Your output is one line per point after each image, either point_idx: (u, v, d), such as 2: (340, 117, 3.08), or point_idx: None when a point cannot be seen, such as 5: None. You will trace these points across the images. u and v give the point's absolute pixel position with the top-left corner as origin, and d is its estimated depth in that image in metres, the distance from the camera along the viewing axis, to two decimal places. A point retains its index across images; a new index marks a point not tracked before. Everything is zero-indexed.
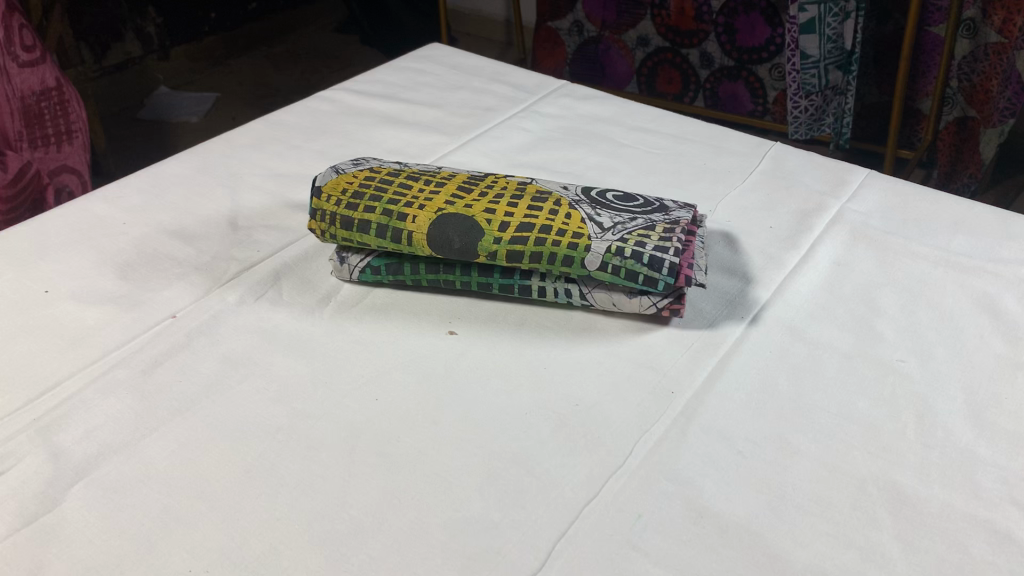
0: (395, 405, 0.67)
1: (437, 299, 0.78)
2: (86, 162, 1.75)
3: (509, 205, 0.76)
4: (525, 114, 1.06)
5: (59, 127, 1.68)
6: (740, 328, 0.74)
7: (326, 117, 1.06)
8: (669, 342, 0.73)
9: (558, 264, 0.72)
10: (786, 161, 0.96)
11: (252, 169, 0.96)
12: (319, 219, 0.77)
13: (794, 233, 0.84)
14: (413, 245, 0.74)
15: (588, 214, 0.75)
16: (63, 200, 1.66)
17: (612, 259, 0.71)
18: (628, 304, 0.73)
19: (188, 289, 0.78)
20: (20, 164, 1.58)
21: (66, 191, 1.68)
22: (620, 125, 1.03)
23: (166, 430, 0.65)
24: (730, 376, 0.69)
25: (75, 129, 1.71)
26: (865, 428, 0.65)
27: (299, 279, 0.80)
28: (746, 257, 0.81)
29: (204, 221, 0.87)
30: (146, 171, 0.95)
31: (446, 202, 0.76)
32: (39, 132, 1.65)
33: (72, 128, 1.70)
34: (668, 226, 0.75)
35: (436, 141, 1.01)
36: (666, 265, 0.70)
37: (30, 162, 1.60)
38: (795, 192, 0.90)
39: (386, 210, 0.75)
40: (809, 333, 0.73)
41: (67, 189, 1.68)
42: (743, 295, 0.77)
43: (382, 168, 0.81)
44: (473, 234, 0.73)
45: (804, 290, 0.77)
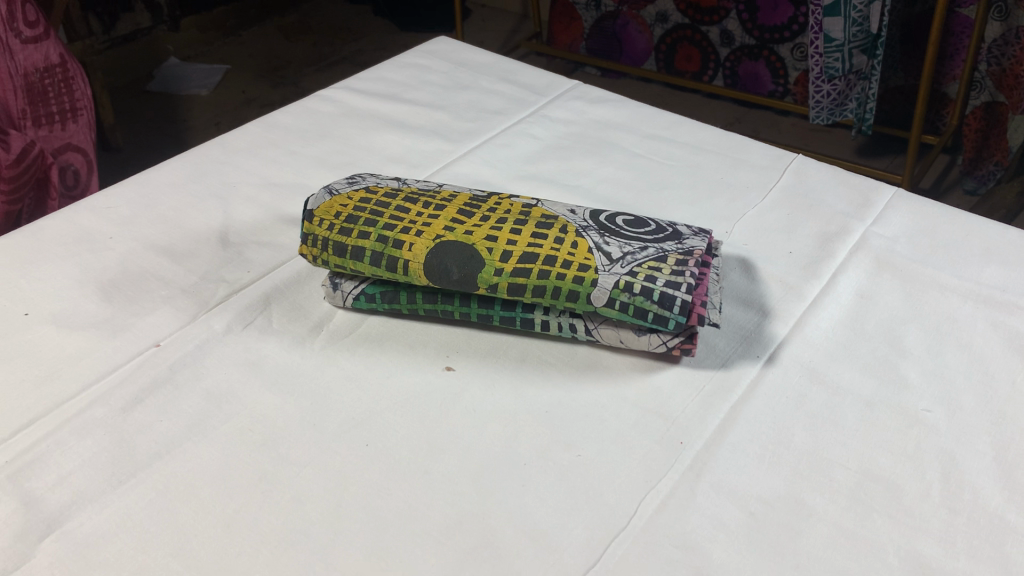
0: (386, 452, 0.63)
1: (435, 330, 0.74)
2: (91, 141, 1.71)
3: (512, 231, 0.72)
4: (533, 118, 1.01)
5: (63, 105, 1.63)
6: (755, 369, 0.69)
7: (325, 119, 1.01)
8: (680, 383, 0.68)
9: (563, 298, 0.68)
10: (808, 176, 0.90)
11: (247, 177, 0.91)
12: (311, 243, 0.72)
13: (816, 260, 0.79)
14: (409, 274, 0.70)
15: (596, 242, 0.71)
16: (67, 180, 1.63)
17: (620, 295, 0.67)
18: (636, 341, 0.69)
19: (175, 314, 0.74)
20: (22, 145, 1.50)
21: (70, 170, 1.64)
22: (633, 133, 0.98)
23: (143, 478, 0.61)
24: (743, 425, 0.65)
25: (79, 107, 1.67)
26: (887, 488, 0.60)
27: (290, 304, 0.76)
28: (764, 287, 0.77)
29: (194, 236, 0.83)
30: (136, 179, 0.91)
31: (445, 228, 0.72)
32: (42, 110, 1.60)
33: (77, 106, 1.65)
34: (680, 256, 0.70)
35: (439, 148, 0.96)
36: (677, 304, 0.66)
37: (32, 140, 1.54)
38: (818, 213, 0.85)
39: (381, 236, 0.71)
40: (829, 375, 0.69)
41: (71, 168, 1.65)
42: (759, 330, 0.72)
43: (379, 188, 0.77)
44: (473, 264, 0.69)
45: (824, 326, 0.73)
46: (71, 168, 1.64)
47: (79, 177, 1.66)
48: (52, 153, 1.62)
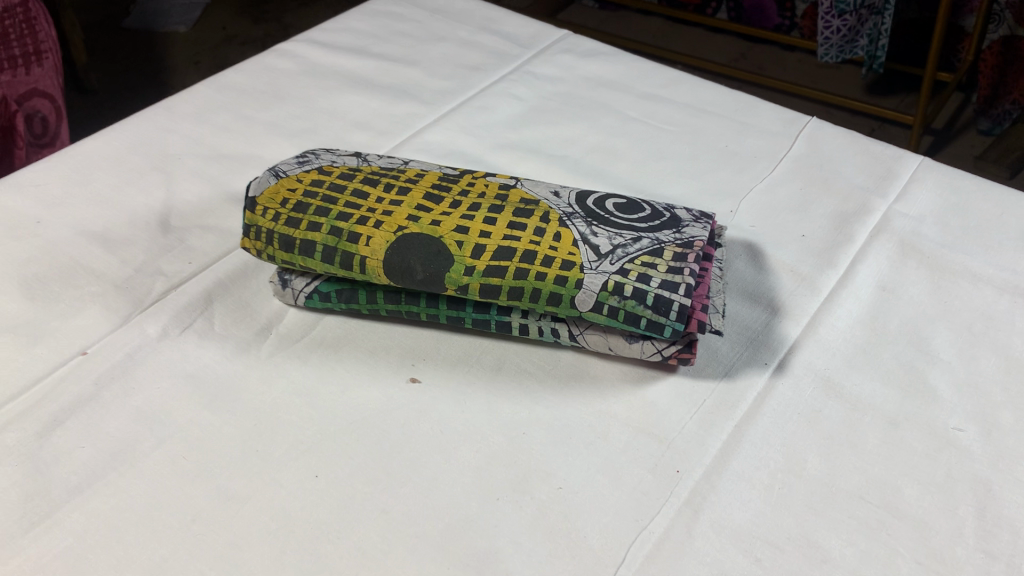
0: (338, 486, 0.55)
1: (400, 333, 0.65)
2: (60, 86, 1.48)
3: (485, 220, 0.62)
4: (516, 75, 0.91)
5: (25, 47, 1.42)
6: (763, 378, 0.61)
7: (284, 77, 0.91)
8: (677, 397, 0.60)
9: (543, 302, 0.59)
10: (823, 143, 0.81)
11: (194, 148, 0.82)
12: (253, 236, 0.63)
13: (831, 246, 0.70)
14: (367, 272, 0.61)
15: (582, 233, 0.62)
16: (36, 128, 1.42)
17: (609, 299, 0.58)
18: (627, 349, 0.60)
19: (105, 315, 0.66)
20: None
21: (39, 118, 1.42)
22: (627, 92, 0.88)
23: (58, 519, 0.53)
24: (748, 448, 0.56)
25: (45, 49, 1.46)
26: (915, 526, 0.52)
27: (235, 303, 0.67)
28: (773, 277, 0.68)
29: (131, 220, 0.74)
30: (71, 149, 0.81)
31: (409, 217, 0.63)
32: (3, 52, 1.39)
33: (41, 48, 1.45)
34: (678, 248, 0.61)
35: (411, 112, 0.86)
36: (674, 309, 0.57)
37: None
38: (834, 188, 0.75)
39: (335, 228, 0.62)
40: (846, 386, 0.60)
41: (39, 115, 1.42)
42: (767, 331, 0.64)
43: (334, 169, 0.67)
44: (440, 261, 0.60)
45: (840, 326, 0.64)
46: (39, 115, 1.43)
47: (48, 125, 1.44)
48: (15, 101, 1.39)
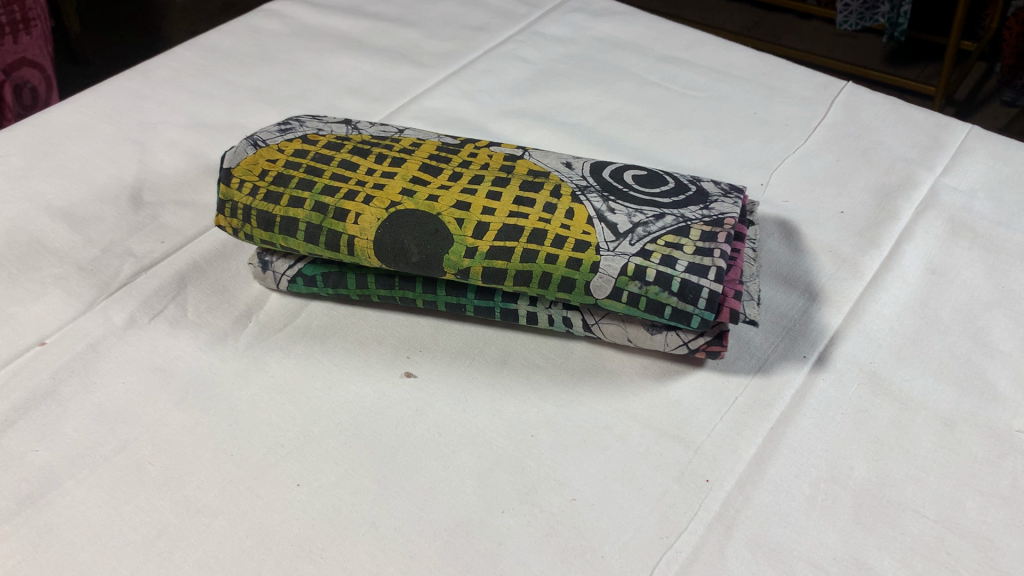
0: (322, 497, 0.48)
1: (393, 321, 0.58)
2: (48, 57, 1.37)
3: (489, 195, 0.56)
4: (524, 36, 0.84)
5: (14, 14, 1.29)
6: (800, 373, 0.54)
7: (271, 39, 0.84)
8: (704, 395, 0.53)
9: (553, 288, 0.52)
10: (861, 110, 0.73)
11: (171, 115, 0.75)
12: (228, 213, 0.56)
13: (873, 223, 0.63)
14: (356, 253, 0.54)
15: (597, 210, 0.55)
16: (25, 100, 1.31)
17: (629, 285, 0.51)
18: (648, 341, 0.54)
19: (68, 300, 0.59)
20: None
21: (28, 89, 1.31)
22: (645, 55, 0.81)
23: (5, 535, 0.47)
24: (786, 455, 0.50)
25: (33, 17, 1.34)
26: (980, 546, 0.45)
27: (210, 287, 0.60)
28: (809, 258, 0.61)
29: (100, 193, 0.67)
30: (36, 117, 0.74)
31: (403, 191, 0.56)
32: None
33: (30, 15, 1.32)
34: (706, 226, 0.54)
35: (408, 76, 0.78)
36: (703, 296, 0.50)
37: None
38: (875, 159, 0.68)
39: (319, 204, 0.55)
40: (895, 382, 0.53)
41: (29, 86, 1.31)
42: (805, 320, 0.57)
43: (320, 138, 0.60)
44: (438, 242, 0.53)
45: (886, 314, 0.57)
46: (28, 85, 1.31)
47: (36, 94, 1.33)
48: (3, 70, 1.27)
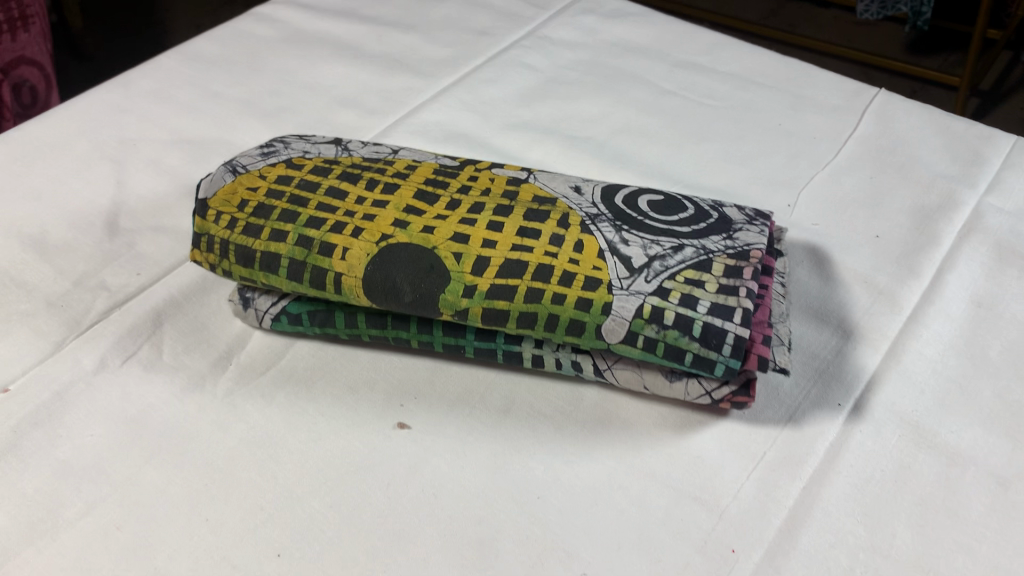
0: (304, 570, 0.43)
1: (386, 364, 0.53)
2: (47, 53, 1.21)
3: (490, 225, 0.50)
4: (530, 40, 0.78)
5: (11, 11, 1.12)
6: (836, 423, 0.49)
7: (261, 46, 0.79)
8: (728, 450, 0.48)
9: (561, 331, 0.47)
10: (894, 121, 0.68)
11: (153, 131, 0.70)
12: (204, 247, 0.52)
13: (911, 249, 0.58)
14: (344, 292, 0.49)
15: (609, 242, 0.50)
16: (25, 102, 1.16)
17: (645, 329, 0.46)
18: (666, 389, 0.49)
19: (35, 339, 0.54)
20: None
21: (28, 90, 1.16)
22: (659, 60, 0.75)
23: None
24: (821, 520, 0.44)
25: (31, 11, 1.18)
26: None
27: (189, 325, 0.56)
28: (842, 289, 0.56)
29: (74, 219, 0.62)
30: (9, 134, 0.69)
31: (395, 222, 0.51)
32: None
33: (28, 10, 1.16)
34: (730, 259, 0.49)
35: (406, 86, 0.73)
36: (728, 342, 0.45)
37: None
38: (911, 176, 0.63)
39: (303, 237, 0.50)
40: (940, 434, 0.48)
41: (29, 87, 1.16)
42: (839, 361, 0.52)
43: (305, 162, 0.55)
44: (433, 280, 0.48)
45: (928, 353, 0.52)
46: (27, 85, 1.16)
47: (37, 94, 1.17)
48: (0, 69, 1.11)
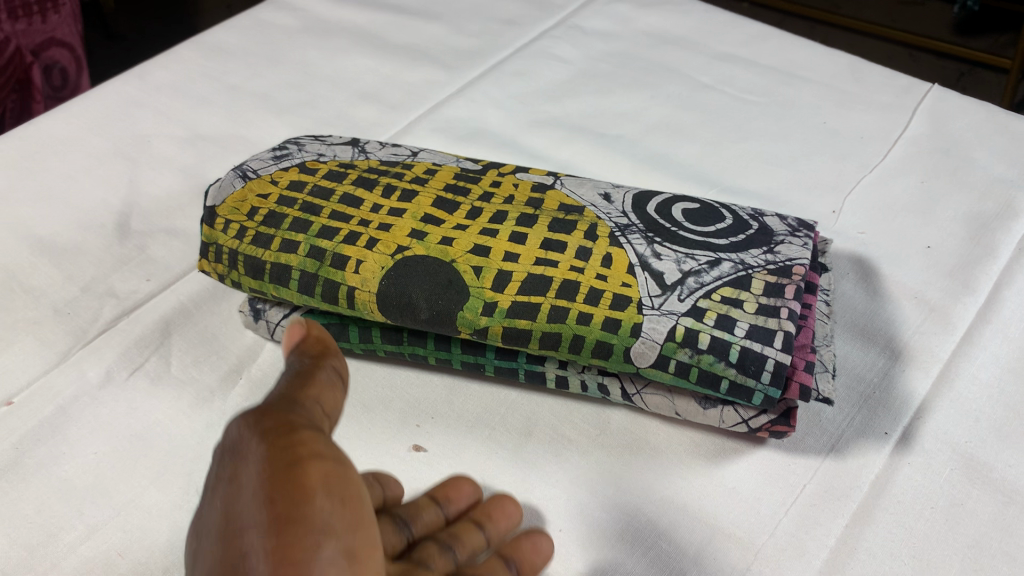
0: None
1: (403, 380, 0.51)
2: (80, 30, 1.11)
3: (513, 236, 0.47)
4: (560, 30, 0.75)
5: None
6: (883, 453, 0.45)
7: (281, 36, 0.76)
8: (765, 482, 0.45)
9: (587, 353, 0.44)
10: (948, 120, 0.63)
11: (168, 126, 0.67)
12: (213, 257, 0.49)
13: (966, 262, 0.54)
14: (357, 307, 0.47)
15: (640, 256, 0.46)
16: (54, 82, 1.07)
17: (677, 353, 0.43)
18: (700, 416, 0.46)
19: (41, 349, 0.52)
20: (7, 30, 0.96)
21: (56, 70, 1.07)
22: (696, 52, 0.71)
23: None
24: (864, 563, 0.41)
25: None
26: None
27: (198, 335, 0.53)
28: (890, 304, 0.52)
29: (84, 219, 0.60)
30: (21, 129, 0.67)
31: (413, 232, 0.48)
32: None
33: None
34: (770, 275, 0.45)
35: (429, 79, 0.70)
36: (768, 369, 0.42)
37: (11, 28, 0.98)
38: (966, 180, 0.59)
39: (315, 248, 0.47)
40: (996, 468, 0.44)
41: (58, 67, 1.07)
42: (886, 385, 0.48)
43: (320, 166, 0.53)
44: (452, 296, 0.45)
45: (984, 378, 0.48)
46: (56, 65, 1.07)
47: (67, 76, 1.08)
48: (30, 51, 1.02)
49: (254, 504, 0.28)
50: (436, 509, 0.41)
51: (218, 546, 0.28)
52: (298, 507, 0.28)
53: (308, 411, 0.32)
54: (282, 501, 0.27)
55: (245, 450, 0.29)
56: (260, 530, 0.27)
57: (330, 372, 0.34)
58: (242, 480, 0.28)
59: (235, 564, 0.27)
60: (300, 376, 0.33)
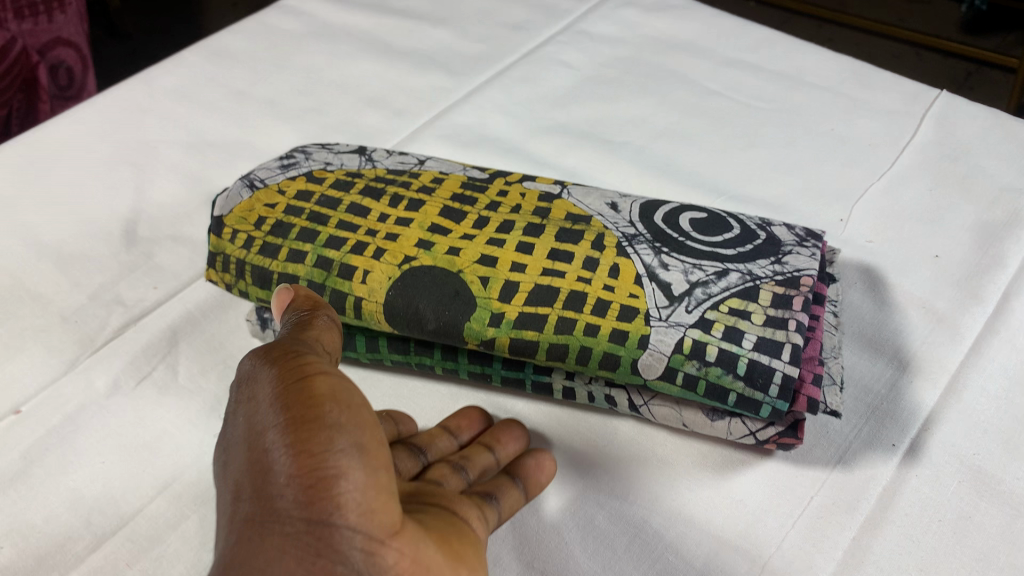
0: None
1: (409, 390, 0.51)
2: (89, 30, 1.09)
3: (520, 246, 0.47)
4: (566, 35, 0.75)
5: None
6: (891, 464, 0.45)
7: (287, 40, 0.76)
8: (772, 493, 0.45)
9: (594, 365, 0.44)
10: (957, 127, 0.63)
11: (175, 132, 0.67)
12: (220, 267, 0.50)
13: (975, 271, 0.53)
14: (364, 317, 0.47)
15: (647, 267, 0.46)
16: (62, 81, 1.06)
17: (684, 365, 0.43)
18: (707, 427, 0.46)
19: (48, 358, 0.52)
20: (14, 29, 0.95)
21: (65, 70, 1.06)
22: (703, 57, 0.71)
23: None
24: None
25: None
26: None
27: (205, 344, 0.53)
28: (898, 314, 0.52)
29: (91, 227, 0.60)
30: (28, 135, 0.67)
31: (420, 242, 0.48)
32: None
33: None
34: (778, 287, 0.45)
35: (435, 85, 0.70)
36: (776, 383, 0.42)
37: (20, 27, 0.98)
38: (975, 188, 0.58)
39: (322, 258, 0.47)
40: (1005, 481, 0.44)
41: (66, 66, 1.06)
42: (894, 396, 0.48)
43: (327, 175, 0.53)
44: (459, 308, 0.45)
45: (992, 390, 0.48)
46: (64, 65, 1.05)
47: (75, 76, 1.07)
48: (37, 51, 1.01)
49: (271, 411, 0.31)
50: (449, 438, 0.45)
51: (246, 455, 0.31)
52: (310, 410, 0.31)
53: (311, 347, 0.35)
54: (295, 403, 0.31)
55: (258, 377, 0.33)
56: (278, 429, 0.31)
57: (329, 320, 0.38)
58: (258, 398, 0.32)
59: (260, 460, 0.31)
60: (300, 326, 0.37)
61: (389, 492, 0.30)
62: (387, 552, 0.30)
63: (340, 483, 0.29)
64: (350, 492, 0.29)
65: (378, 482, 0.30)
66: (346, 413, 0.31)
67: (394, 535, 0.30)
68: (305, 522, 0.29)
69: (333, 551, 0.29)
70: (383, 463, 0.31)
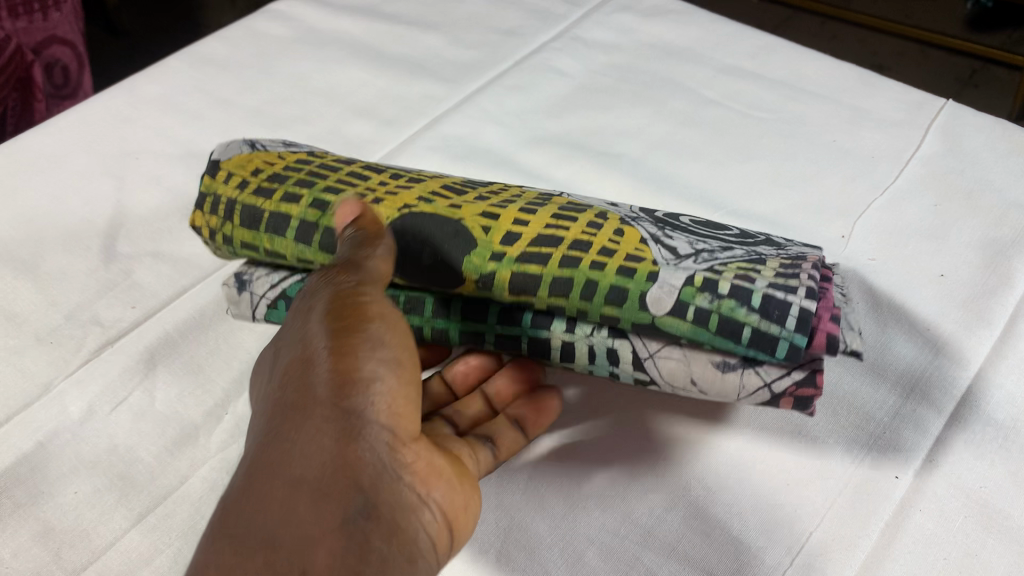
0: None
1: None
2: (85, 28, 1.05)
3: (522, 209, 0.44)
4: (560, 41, 0.73)
5: None
6: (892, 497, 0.43)
7: (274, 47, 0.74)
8: (769, 530, 0.43)
9: (597, 300, 0.40)
10: (963, 140, 0.61)
11: (157, 143, 0.66)
12: (209, 209, 0.47)
13: (982, 292, 0.51)
14: None
15: (652, 234, 0.43)
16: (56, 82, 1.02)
17: (696, 299, 0.38)
18: (718, 382, 0.40)
19: (21, 381, 0.51)
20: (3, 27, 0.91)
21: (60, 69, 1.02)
22: (701, 64, 0.69)
23: None
24: None
25: None
26: None
27: (183, 366, 0.52)
28: (901, 338, 0.50)
29: (68, 242, 0.58)
30: (6, 147, 0.65)
31: (419, 199, 0.45)
32: None
33: None
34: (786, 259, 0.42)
35: (426, 94, 0.68)
36: (793, 314, 0.37)
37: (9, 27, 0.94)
38: (982, 204, 0.56)
39: (318, 200, 0.45)
40: (1013, 516, 0.42)
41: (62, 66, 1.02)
42: (896, 425, 0.46)
43: (328, 154, 0.51)
44: (454, 248, 0.42)
45: (999, 419, 0.46)
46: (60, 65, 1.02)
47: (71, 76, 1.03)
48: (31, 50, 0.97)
49: (320, 317, 0.35)
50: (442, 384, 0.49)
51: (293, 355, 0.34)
52: (362, 321, 0.35)
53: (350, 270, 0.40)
54: (345, 309, 0.35)
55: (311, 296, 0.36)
56: (328, 333, 0.34)
57: (387, 249, 0.39)
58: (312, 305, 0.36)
59: (306, 356, 0.34)
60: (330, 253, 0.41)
61: (412, 407, 0.35)
62: (406, 452, 0.34)
63: (377, 385, 0.34)
64: (383, 395, 0.34)
65: (405, 395, 0.35)
66: (388, 329, 0.35)
67: (411, 440, 0.34)
68: (340, 411, 0.32)
69: (363, 440, 0.32)
70: (410, 370, 0.36)
